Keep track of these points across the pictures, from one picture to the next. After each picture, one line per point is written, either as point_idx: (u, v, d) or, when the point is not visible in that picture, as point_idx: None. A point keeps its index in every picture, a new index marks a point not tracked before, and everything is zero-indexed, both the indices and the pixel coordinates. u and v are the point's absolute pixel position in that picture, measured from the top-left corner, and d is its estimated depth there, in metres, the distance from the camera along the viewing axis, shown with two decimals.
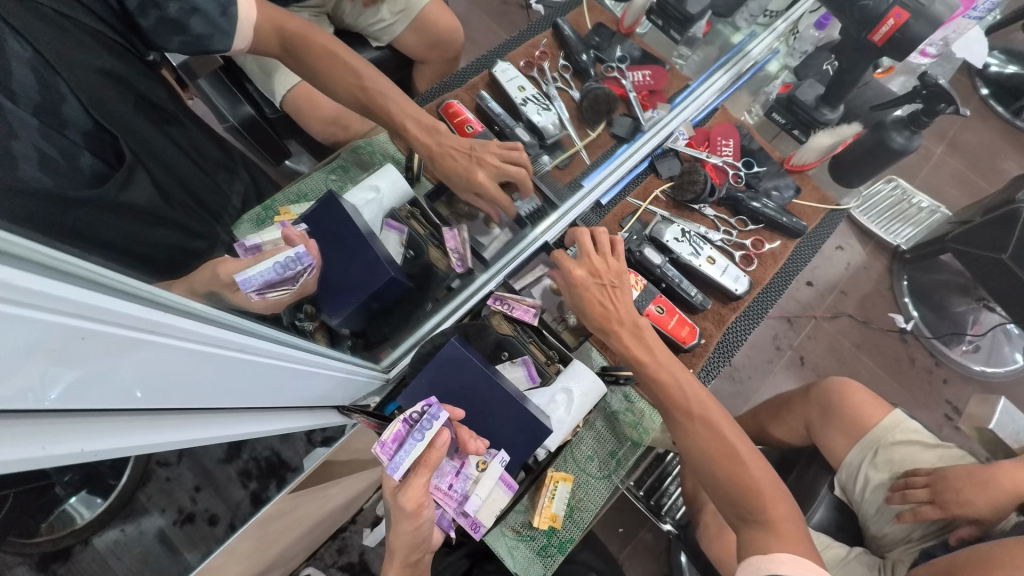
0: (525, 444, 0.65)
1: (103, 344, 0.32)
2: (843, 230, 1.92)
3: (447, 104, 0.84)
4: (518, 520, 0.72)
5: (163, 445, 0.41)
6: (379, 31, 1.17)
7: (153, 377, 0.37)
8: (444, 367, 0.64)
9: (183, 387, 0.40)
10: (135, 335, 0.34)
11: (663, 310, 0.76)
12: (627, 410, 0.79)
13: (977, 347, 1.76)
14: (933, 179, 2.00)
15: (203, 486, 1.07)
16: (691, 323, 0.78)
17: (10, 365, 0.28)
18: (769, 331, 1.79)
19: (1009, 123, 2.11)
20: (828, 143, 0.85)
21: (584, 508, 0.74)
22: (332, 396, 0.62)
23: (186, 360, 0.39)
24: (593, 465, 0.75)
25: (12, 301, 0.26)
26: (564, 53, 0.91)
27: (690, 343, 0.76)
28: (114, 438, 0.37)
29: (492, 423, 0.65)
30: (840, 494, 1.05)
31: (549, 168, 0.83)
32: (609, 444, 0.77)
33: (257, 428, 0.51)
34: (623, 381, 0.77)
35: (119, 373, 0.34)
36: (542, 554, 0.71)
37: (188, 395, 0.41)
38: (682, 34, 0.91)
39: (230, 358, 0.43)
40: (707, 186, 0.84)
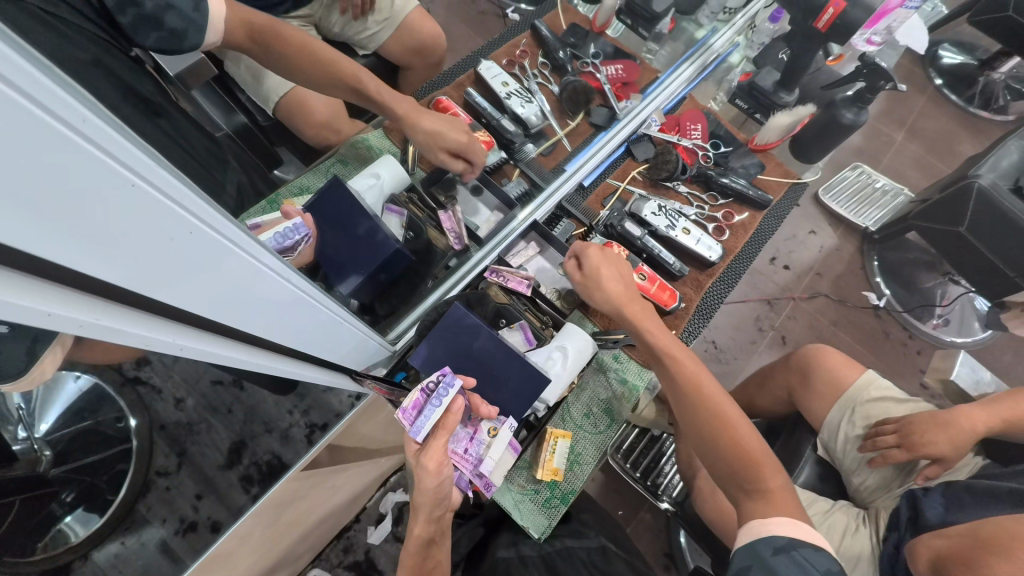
0: (527, 399, 0.71)
1: (203, 245, 0.40)
2: (815, 215, 2.03)
3: (437, 99, 0.91)
4: (523, 477, 0.79)
5: (223, 353, 0.48)
6: (365, 39, 1.23)
7: (226, 286, 0.44)
8: (446, 339, 0.69)
9: (246, 301, 0.47)
10: (226, 243, 0.41)
11: (644, 277, 0.83)
12: (617, 369, 0.85)
13: (947, 320, 1.86)
14: (896, 164, 2.13)
15: (205, 494, 1.00)
16: (671, 288, 0.85)
17: (136, 243, 0.35)
18: (751, 313, 1.88)
19: (963, 109, 2.25)
20: (787, 123, 0.94)
21: (583, 461, 0.80)
22: (347, 357, 0.68)
23: (255, 277, 0.46)
24: (588, 421, 0.82)
25: (155, 189, 0.34)
26: (543, 51, 0.99)
27: (671, 306, 0.83)
28: (190, 336, 0.44)
29: (497, 383, 0.70)
30: (823, 454, 1.12)
31: (534, 155, 0.90)
32: (603, 402, 0.83)
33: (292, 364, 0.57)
34: (610, 344, 0.84)
35: (206, 275, 0.42)
36: (546, 506, 0.78)
37: (247, 312, 0.48)
38: (649, 31, 1.00)
39: (287, 288, 0.50)
40: (679, 165, 0.91)
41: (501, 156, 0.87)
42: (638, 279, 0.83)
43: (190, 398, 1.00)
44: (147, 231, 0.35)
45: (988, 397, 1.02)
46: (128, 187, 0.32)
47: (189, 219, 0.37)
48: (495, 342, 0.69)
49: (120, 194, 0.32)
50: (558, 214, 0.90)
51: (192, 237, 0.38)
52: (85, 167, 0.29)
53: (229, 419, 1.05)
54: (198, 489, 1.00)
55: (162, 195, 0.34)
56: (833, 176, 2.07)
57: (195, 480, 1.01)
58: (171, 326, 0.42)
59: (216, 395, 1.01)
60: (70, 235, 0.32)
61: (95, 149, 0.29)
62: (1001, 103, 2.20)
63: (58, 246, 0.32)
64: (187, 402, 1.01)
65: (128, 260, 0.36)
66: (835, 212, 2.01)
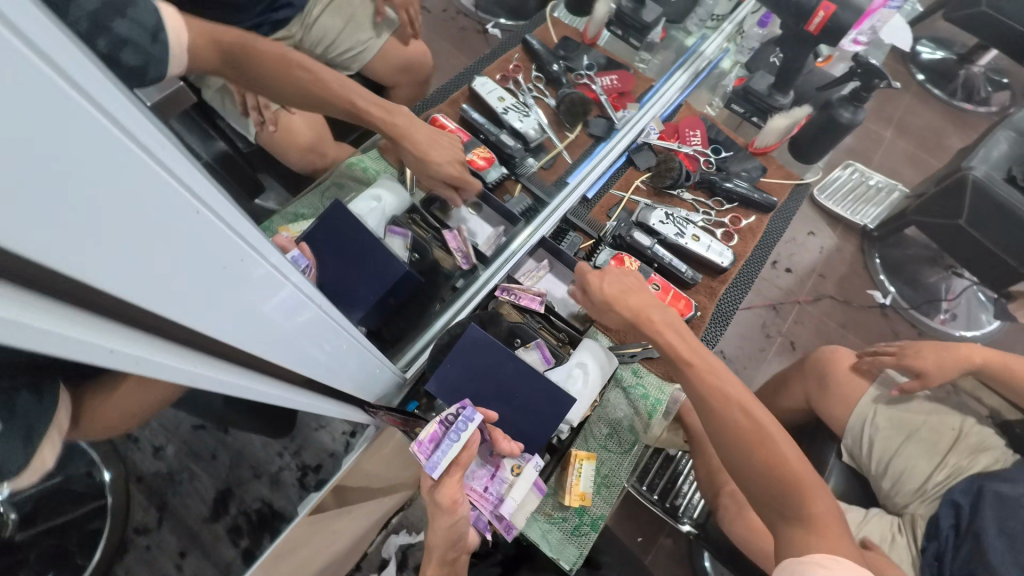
0: (549, 419, 0.67)
1: (250, 272, 0.39)
2: (813, 216, 2.03)
3: (433, 117, 0.89)
4: (549, 504, 0.75)
5: (253, 388, 0.46)
6: (348, 61, 1.25)
7: (264, 317, 0.43)
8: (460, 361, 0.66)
9: (281, 330, 0.46)
10: (270, 271, 0.41)
11: (658, 287, 0.81)
12: (637, 384, 0.82)
13: (954, 315, 1.85)
14: (888, 161, 2.15)
15: (188, 550, 0.97)
16: (685, 297, 0.83)
17: (190, 272, 0.34)
18: (757, 319, 1.85)
19: (948, 103, 2.29)
20: (784, 126, 0.93)
21: (611, 483, 0.76)
22: (360, 388, 0.65)
23: (290, 304, 0.45)
24: (612, 440, 0.78)
25: (217, 220, 0.34)
26: (536, 65, 0.99)
27: (688, 315, 0.81)
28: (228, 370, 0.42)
29: (518, 407, 0.66)
30: (848, 461, 1.08)
31: (535, 169, 0.89)
32: (626, 419, 0.80)
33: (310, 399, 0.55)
34: (629, 358, 0.81)
35: (247, 304, 0.41)
36: (575, 534, 0.73)
37: (280, 342, 0.47)
38: (641, 42, 1.01)
39: (316, 313, 0.50)
40: (681, 173, 0.90)
41: (503, 171, 0.85)
42: (650, 287, 0.81)
43: (171, 445, 0.93)
44: (202, 260, 0.35)
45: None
46: (194, 215, 0.32)
47: (241, 247, 0.37)
48: (513, 357, 0.66)
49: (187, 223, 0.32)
50: (564, 228, 0.87)
51: (241, 263, 0.38)
52: (161, 197, 0.29)
53: (214, 466, 1.01)
54: (182, 546, 0.97)
55: (224, 225, 0.34)
56: (826, 177, 2.08)
57: (178, 536, 0.98)
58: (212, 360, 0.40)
59: (199, 441, 0.97)
60: (134, 269, 0.31)
61: (174, 181, 0.29)
62: (983, 95, 2.25)
63: (124, 279, 0.30)
64: (168, 450, 0.94)
65: (180, 290, 0.34)
66: (831, 211, 2.01)
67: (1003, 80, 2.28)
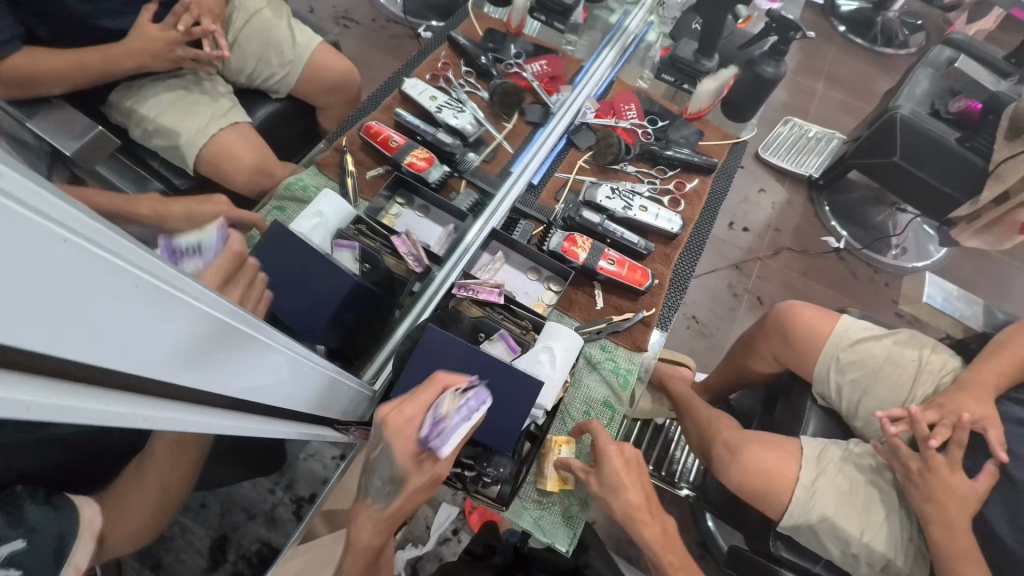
0: (510, 418, 0.64)
1: (180, 309, 0.38)
2: (762, 174, 2.09)
3: (367, 126, 0.88)
4: (537, 491, 0.74)
5: (210, 426, 0.45)
6: (276, 82, 1.22)
7: (206, 354, 0.42)
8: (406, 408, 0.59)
9: (231, 362, 0.45)
10: (201, 305, 0.39)
11: (613, 262, 0.82)
12: (608, 359, 0.81)
13: (905, 249, 1.94)
14: (823, 111, 2.23)
15: None
16: (642, 267, 0.84)
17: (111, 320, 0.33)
18: (723, 281, 1.90)
19: (870, 50, 2.39)
20: (714, 88, 0.95)
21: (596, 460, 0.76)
22: (327, 407, 0.64)
23: (233, 336, 0.44)
24: (592, 418, 0.78)
25: (125, 261, 0.32)
26: (465, 61, 0.98)
27: (645, 284, 0.82)
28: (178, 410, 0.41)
29: (485, 401, 0.64)
30: (823, 402, 1.13)
31: (478, 164, 0.88)
32: (602, 394, 0.79)
33: (277, 428, 0.54)
34: (596, 334, 0.81)
35: (185, 344, 0.39)
36: (568, 516, 0.73)
37: (231, 374, 0.46)
38: (566, 23, 1.03)
39: (265, 341, 0.48)
40: (622, 148, 0.92)
41: (444, 170, 0.84)
42: (605, 263, 0.82)
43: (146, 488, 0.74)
44: (120, 306, 0.33)
45: (1000, 337, 0.96)
46: (97, 261, 0.30)
47: (161, 286, 0.35)
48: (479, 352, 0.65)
49: (93, 271, 0.30)
50: (514, 217, 0.86)
51: (165, 303, 0.36)
52: (66, 259, 0.28)
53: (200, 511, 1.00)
54: None
55: (133, 267, 0.33)
56: (769, 135, 2.15)
57: None
58: (157, 405, 0.39)
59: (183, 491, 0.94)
60: (45, 327, 0.29)
61: (62, 230, 0.28)
62: (901, 39, 2.37)
63: (45, 347, 0.30)
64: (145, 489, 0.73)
65: (102, 341, 0.33)
66: (778, 167, 2.08)
67: (917, 22, 2.40)
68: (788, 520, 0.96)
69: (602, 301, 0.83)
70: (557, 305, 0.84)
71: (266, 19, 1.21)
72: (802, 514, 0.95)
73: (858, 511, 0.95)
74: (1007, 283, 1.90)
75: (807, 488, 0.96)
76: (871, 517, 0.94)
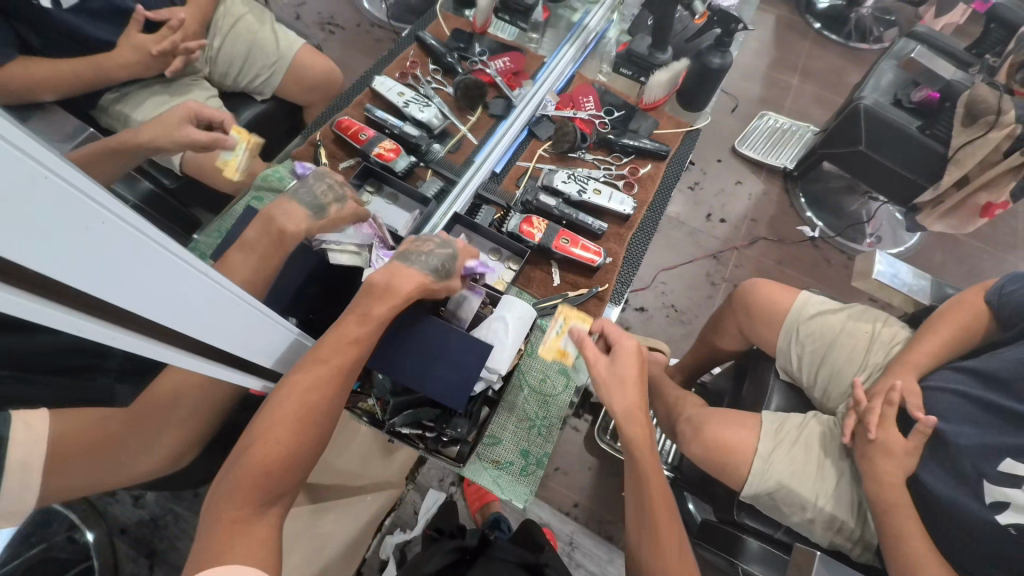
0: (454, 375, 0.70)
1: (151, 256, 0.45)
2: (738, 167, 2.15)
3: (339, 121, 0.94)
4: (495, 453, 0.80)
5: (171, 358, 0.53)
6: (260, 85, 1.29)
7: (177, 299, 0.50)
8: (338, 332, 0.66)
9: (198, 310, 0.53)
10: (171, 255, 0.47)
11: (568, 240, 0.88)
12: None
13: (880, 237, 2.00)
14: (798, 105, 2.29)
15: None
16: (595, 245, 0.89)
17: (88, 256, 0.41)
18: (701, 271, 1.95)
19: (845, 45, 2.46)
20: (665, 79, 1.01)
21: (551, 423, 0.82)
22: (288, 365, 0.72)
23: (200, 288, 0.52)
24: (546, 385, 0.85)
25: (105, 209, 0.40)
26: (432, 59, 1.05)
27: (598, 261, 0.87)
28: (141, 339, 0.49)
29: (433, 359, 0.71)
30: (785, 378, 1.18)
31: (443, 154, 0.95)
32: (557, 364, 0.86)
33: (234, 372, 0.63)
34: (552, 310, 0.87)
35: (155, 286, 0.47)
36: (524, 474, 0.79)
37: (199, 321, 0.54)
38: (528, 23, 1.10)
39: (229, 297, 0.56)
40: (578, 137, 0.98)
41: (411, 160, 0.91)
42: (561, 241, 0.87)
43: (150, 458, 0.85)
44: (97, 245, 0.41)
45: (940, 309, 1.02)
46: (79, 205, 0.38)
47: (135, 233, 0.43)
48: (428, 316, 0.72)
49: (76, 213, 0.38)
50: (478, 203, 0.93)
51: (138, 248, 0.44)
52: (45, 194, 0.35)
53: None
54: None
55: (111, 214, 0.40)
56: (744, 129, 2.21)
57: None
58: (123, 330, 0.47)
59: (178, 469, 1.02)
60: (33, 251, 0.37)
61: (53, 177, 0.35)
62: (874, 34, 2.43)
63: (11, 257, 0.36)
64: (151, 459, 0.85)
65: (79, 272, 0.41)
66: (753, 159, 2.14)
67: (890, 17, 2.46)
68: (746, 485, 1.01)
69: (559, 278, 0.89)
70: (517, 283, 0.90)
71: (249, 25, 1.28)
72: (760, 480, 1.00)
73: (812, 477, 0.99)
74: (977, 267, 1.95)
75: (765, 454, 1.01)
76: (823, 481, 0.98)
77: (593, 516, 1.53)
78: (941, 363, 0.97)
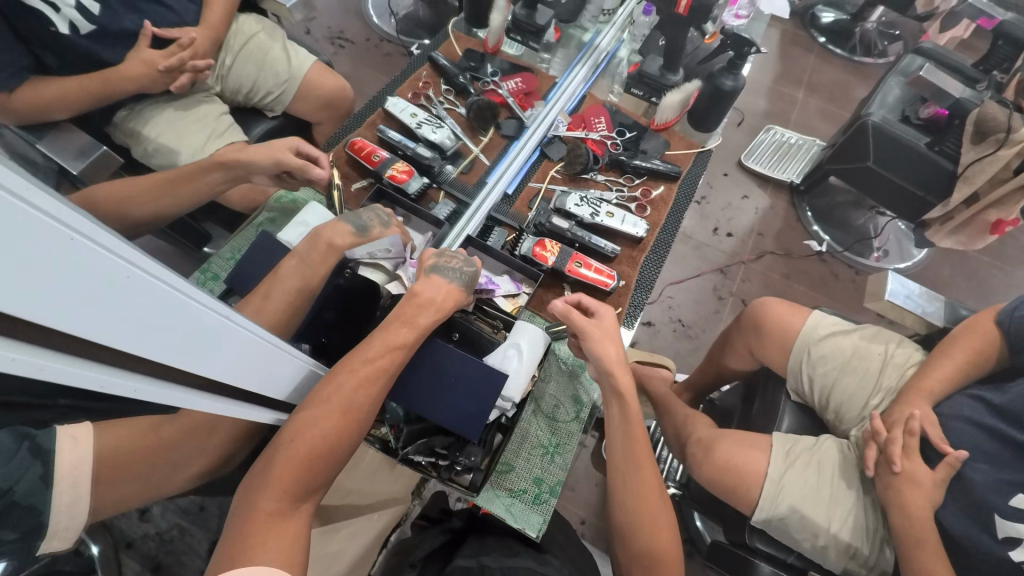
0: (467, 401, 0.70)
1: (148, 291, 0.43)
2: (744, 181, 2.15)
3: (352, 142, 0.95)
4: (508, 480, 0.79)
5: (173, 397, 0.51)
6: (271, 102, 1.30)
7: (178, 335, 0.48)
8: (381, 333, 0.67)
9: (199, 344, 0.50)
10: (169, 289, 0.45)
11: (581, 263, 0.87)
12: (575, 356, 0.88)
13: (887, 251, 1.99)
14: (804, 119, 2.30)
15: None
16: (608, 268, 0.89)
17: (79, 296, 0.38)
18: (708, 285, 1.94)
19: (849, 60, 2.47)
20: (677, 101, 1.02)
21: (564, 449, 0.81)
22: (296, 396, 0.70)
23: (201, 320, 0.50)
24: (559, 411, 0.84)
25: (96, 245, 0.37)
26: (444, 79, 1.05)
27: (611, 285, 0.87)
28: (141, 380, 0.46)
29: (445, 386, 0.70)
30: (797, 399, 1.17)
31: (455, 175, 0.95)
32: (571, 389, 0.86)
33: (241, 408, 0.60)
34: (565, 333, 0.87)
35: (153, 323, 0.45)
36: (536, 503, 0.77)
37: (201, 355, 0.51)
38: (540, 44, 1.11)
39: (231, 327, 0.54)
40: (590, 157, 0.98)
41: (424, 181, 0.91)
42: (573, 265, 0.87)
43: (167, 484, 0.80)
44: (89, 283, 0.38)
45: (953, 332, 1.01)
46: (69, 243, 0.35)
47: (130, 268, 0.41)
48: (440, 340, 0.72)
49: (66, 251, 0.36)
50: (489, 225, 0.93)
51: (135, 284, 0.42)
52: (31, 234, 0.33)
53: None
54: None
55: (103, 250, 0.38)
56: (751, 142, 2.21)
57: None
58: (120, 372, 0.45)
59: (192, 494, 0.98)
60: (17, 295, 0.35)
61: (37, 214, 0.33)
62: (879, 49, 2.44)
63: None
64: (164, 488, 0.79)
65: (70, 312, 0.38)
66: (759, 173, 2.14)
67: (894, 32, 2.47)
68: (759, 510, 1.00)
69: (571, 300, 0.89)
70: (528, 306, 0.90)
71: (261, 43, 1.30)
72: (772, 505, 0.99)
73: (826, 502, 0.98)
74: (985, 283, 1.94)
75: (778, 478, 1.00)
76: (838, 507, 0.97)
77: (600, 534, 1.51)
78: (956, 388, 0.96)
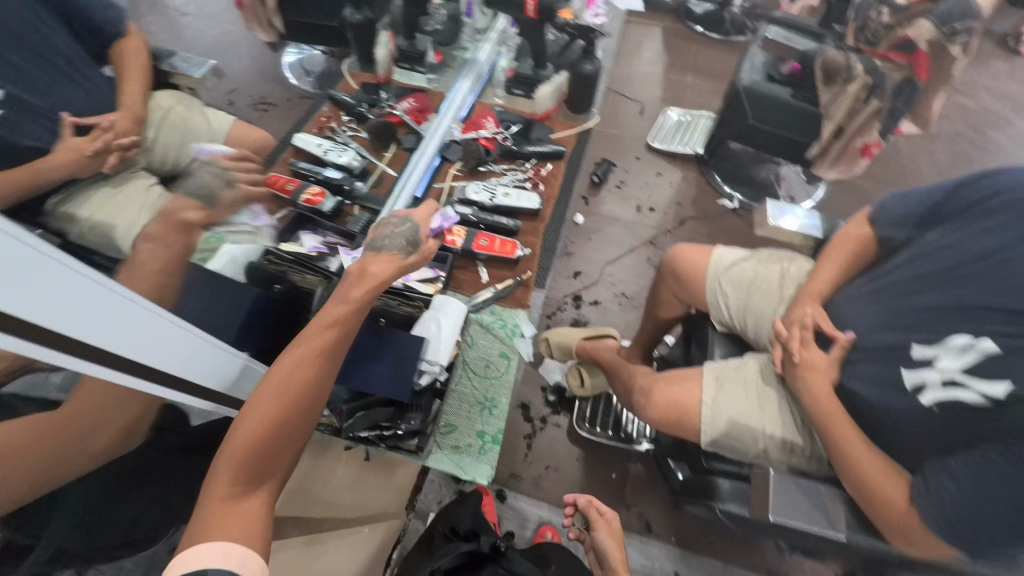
0: (391, 369, 0.79)
1: (102, 298, 0.53)
2: (656, 160, 2.35)
3: (268, 178, 1.05)
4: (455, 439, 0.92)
5: (131, 384, 0.60)
6: (194, 164, 1.38)
7: (132, 337, 0.57)
8: (305, 342, 0.72)
9: (152, 343, 0.60)
10: (121, 296, 0.55)
11: (486, 240, 0.99)
12: (494, 322, 1.04)
13: (792, 196, 2.20)
14: (697, 98, 2.54)
15: None
16: (512, 240, 1.00)
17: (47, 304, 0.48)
18: (642, 258, 2.09)
19: (725, 41, 2.76)
20: (551, 91, 1.18)
21: (499, 403, 0.99)
22: (238, 390, 0.80)
23: (150, 322, 0.59)
24: (489, 372, 1.01)
25: (56, 262, 0.47)
26: (344, 111, 1.17)
27: (516, 252, 0.98)
28: (103, 370, 0.56)
29: (374, 359, 0.79)
30: (725, 330, 1.27)
31: (366, 189, 1.06)
32: (497, 352, 1.05)
33: (185, 395, 0.70)
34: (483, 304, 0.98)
35: (113, 328, 0.55)
36: (484, 452, 0.93)
37: (156, 352, 0.61)
38: (424, 66, 1.27)
39: (177, 328, 0.64)
40: (482, 154, 1.11)
41: (336, 200, 1.03)
42: (480, 243, 0.98)
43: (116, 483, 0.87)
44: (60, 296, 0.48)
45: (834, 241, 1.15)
46: (37, 261, 0.45)
47: (84, 279, 0.51)
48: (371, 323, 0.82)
49: (36, 271, 0.45)
50: None
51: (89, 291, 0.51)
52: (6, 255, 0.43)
53: None
54: None
55: (65, 268, 0.48)
56: (655, 126, 2.43)
57: None
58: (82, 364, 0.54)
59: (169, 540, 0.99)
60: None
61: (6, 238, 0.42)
62: (748, 28, 2.75)
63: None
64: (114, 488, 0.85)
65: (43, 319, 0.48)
66: (668, 151, 2.34)
67: None
68: (703, 432, 1.08)
69: (486, 275, 1.00)
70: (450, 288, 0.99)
71: (180, 114, 1.38)
72: (712, 423, 1.07)
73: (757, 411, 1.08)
74: None
75: (712, 399, 1.09)
76: (766, 412, 1.07)
77: None
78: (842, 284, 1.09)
